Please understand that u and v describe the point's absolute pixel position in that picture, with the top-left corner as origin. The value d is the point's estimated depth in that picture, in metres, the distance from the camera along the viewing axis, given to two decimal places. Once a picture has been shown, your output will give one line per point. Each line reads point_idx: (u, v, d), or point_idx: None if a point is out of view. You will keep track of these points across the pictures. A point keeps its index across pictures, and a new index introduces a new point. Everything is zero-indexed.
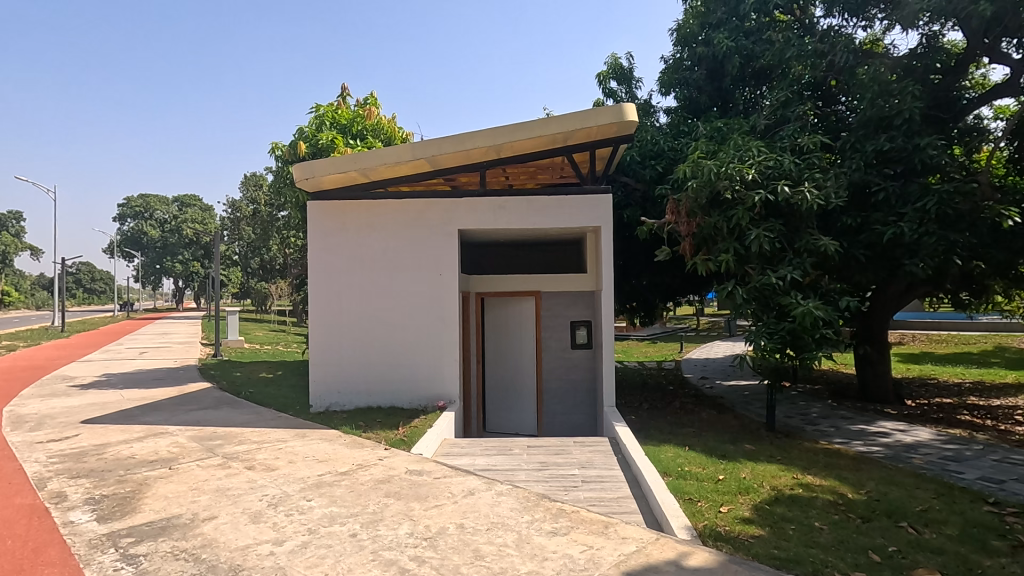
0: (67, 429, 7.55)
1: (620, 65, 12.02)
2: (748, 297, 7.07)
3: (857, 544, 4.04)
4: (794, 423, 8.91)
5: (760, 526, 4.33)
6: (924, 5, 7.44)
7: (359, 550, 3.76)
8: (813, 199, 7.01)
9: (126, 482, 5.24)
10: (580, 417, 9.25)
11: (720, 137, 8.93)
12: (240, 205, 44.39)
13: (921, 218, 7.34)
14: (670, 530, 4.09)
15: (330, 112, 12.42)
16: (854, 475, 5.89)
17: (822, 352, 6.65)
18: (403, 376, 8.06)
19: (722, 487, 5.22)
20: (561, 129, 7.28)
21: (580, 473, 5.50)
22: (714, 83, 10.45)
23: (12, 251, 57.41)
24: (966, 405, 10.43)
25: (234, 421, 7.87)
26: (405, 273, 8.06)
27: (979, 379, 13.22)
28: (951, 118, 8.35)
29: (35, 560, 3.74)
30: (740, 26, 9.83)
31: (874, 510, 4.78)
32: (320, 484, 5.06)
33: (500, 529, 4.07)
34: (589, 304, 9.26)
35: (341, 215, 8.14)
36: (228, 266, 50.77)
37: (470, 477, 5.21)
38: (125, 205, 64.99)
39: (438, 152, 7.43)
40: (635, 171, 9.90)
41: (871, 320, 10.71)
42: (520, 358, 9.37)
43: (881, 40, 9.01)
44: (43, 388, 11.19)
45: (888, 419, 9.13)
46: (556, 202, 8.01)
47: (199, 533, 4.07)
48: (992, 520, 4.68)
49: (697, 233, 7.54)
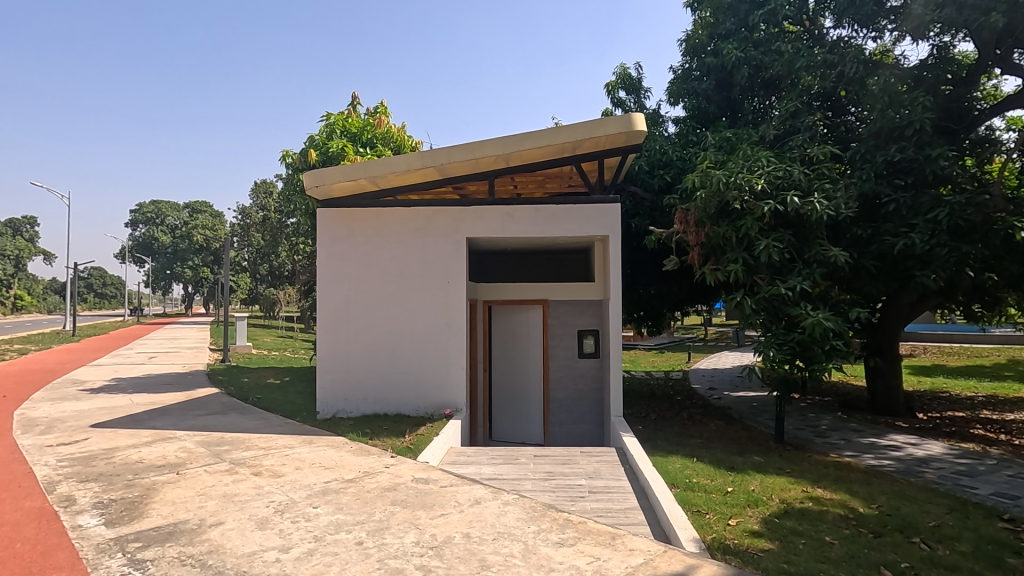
0: (77, 433, 7.59)
1: (629, 75, 12.07)
2: (757, 307, 7.03)
3: (869, 559, 3.98)
4: (803, 435, 8.85)
5: (769, 539, 4.28)
6: (934, 16, 7.44)
7: (365, 558, 3.75)
8: (823, 210, 6.94)
9: (134, 486, 5.28)
10: (586, 427, 9.14)
11: (729, 147, 8.92)
12: (247, 210, 44.91)
13: (932, 229, 7.24)
14: (677, 542, 4.06)
15: (341, 120, 12.61)
16: (865, 489, 5.81)
17: (832, 363, 6.59)
18: (410, 385, 8.06)
19: (731, 500, 5.17)
20: (569, 139, 7.32)
21: (587, 484, 5.46)
22: (723, 93, 10.48)
23: (26, 254, 59.11)
24: (979, 419, 10.30)
25: (242, 426, 7.93)
26: (413, 284, 8.07)
27: (994, 393, 13.02)
28: (962, 129, 8.28)
29: (44, 564, 3.75)
30: (749, 37, 9.81)
31: (885, 525, 4.71)
32: (326, 491, 5.05)
33: (506, 539, 4.05)
34: (596, 312, 9.21)
35: (349, 222, 8.18)
36: (237, 269, 52.17)
37: (476, 486, 5.19)
38: (137, 210, 66.63)
39: (448, 160, 7.47)
40: (643, 180, 9.89)
41: (882, 332, 10.57)
42: (526, 366, 9.40)
43: (891, 51, 8.95)
44: (54, 391, 11.33)
45: (900, 432, 9.03)
46: (565, 211, 8.01)
47: (205, 539, 4.07)
48: (1007, 538, 4.59)
49: (705, 243, 7.59)
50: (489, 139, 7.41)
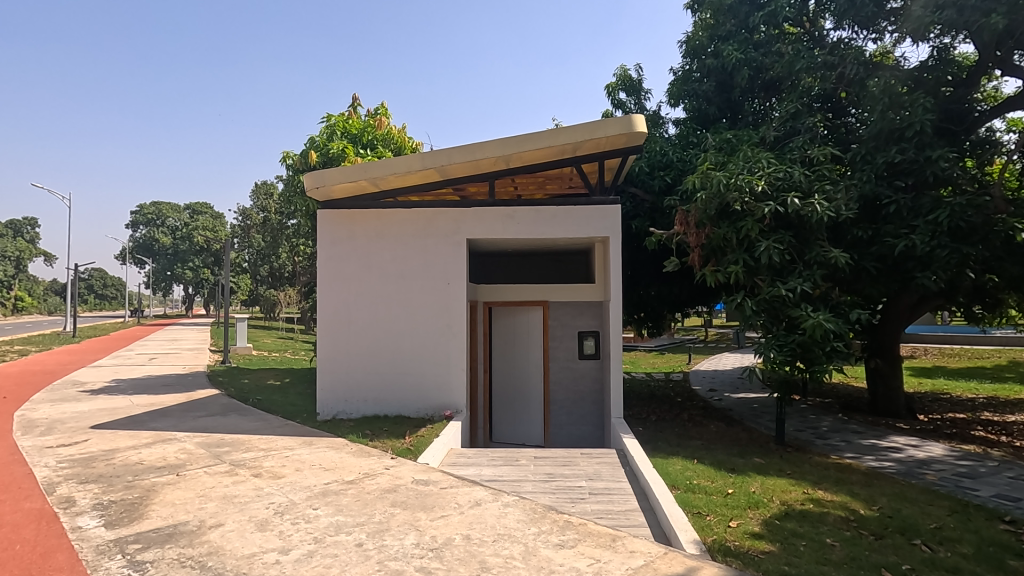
0: (78, 434, 7.61)
1: (629, 76, 12.07)
2: (758, 308, 7.01)
3: (870, 561, 3.97)
4: (804, 437, 8.84)
5: (770, 541, 4.27)
6: (934, 17, 7.46)
7: (365, 559, 3.74)
8: (823, 211, 6.93)
9: (134, 487, 5.27)
10: (586, 428, 9.13)
11: (729, 148, 8.93)
12: (248, 212, 44.95)
13: (933, 230, 7.25)
14: (677, 544, 4.05)
15: (341, 121, 12.59)
16: (866, 491, 5.79)
17: (833, 364, 6.59)
18: (410, 386, 8.06)
19: (731, 502, 5.15)
20: (570, 141, 7.32)
21: (587, 485, 5.45)
22: (724, 95, 10.49)
23: (27, 255, 59.26)
24: (980, 421, 10.27)
25: (242, 427, 7.94)
26: (413, 285, 8.07)
27: (995, 394, 12.99)
28: (963, 131, 8.29)
29: (44, 565, 3.76)
30: (749, 39, 9.81)
31: (887, 527, 4.70)
32: (326, 492, 5.04)
33: (506, 541, 4.04)
34: (597, 313, 9.21)
35: (349, 223, 8.17)
36: (238, 270, 52.22)
37: (476, 488, 5.18)
38: (138, 211, 66.70)
39: (448, 161, 7.46)
40: (643, 182, 9.90)
41: (883, 333, 10.56)
42: (527, 367, 9.39)
43: (891, 53, 8.96)
44: (55, 392, 11.34)
45: (901, 434, 9.02)
46: (565, 212, 8.01)
47: (205, 540, 4.07)
48: (1009, 540, 4.57)
49: (705, 244, 7.58)
50: (489, 140, 7.41)
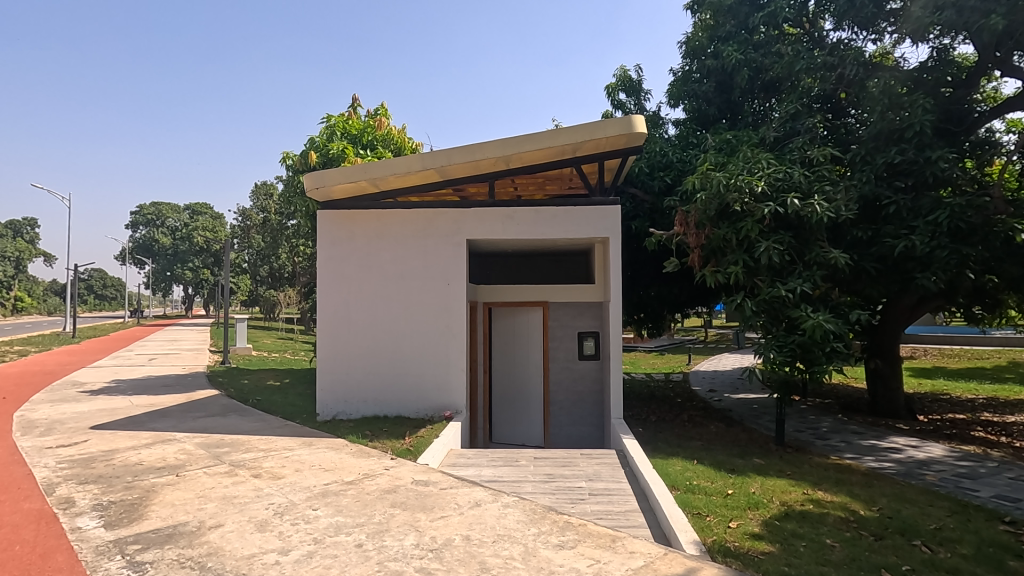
0: (78, 434, 7.61)
1: (629, 77, 12.08)
2: (757, 309, 7.01)
3: (870, 562, 3.97)
4: (804, 437, 8.84)
5: (770, 541, 4.27)
6: (934, 18, 7.45)
7: (365, 560, 3.74)
8: (823, 212, 6.93)
9: (134, 488, 5.27)
10: (586, 429, 9.13)
11: (729, 149, 8.93)
12: (248, 212, 44.93)
13: (932, 231, 7.26)
14: (677, 545, 4.05)
15: (341, 121, 12.58)
16: (865, 492, 5.79)
17: (833, 365, 6.59)
18: (410, 387, 8.06)
19: (730, 502, 5.15)
20: (569, 141, 7.31)
21: (587, 486, 5.46)
22: (723, 95, 10.49)
23: (27, 255, 59.29)
24: (980, 421, 10.27)
25: (241, 427, 7.94)
26: (413, 286, 8.07)
27: (995, 395, 12.98)
28: (962, 131, 8.30)
29: (43, 565, 3.76)
30: (749, 39, 9.82)
31: (886, 527, 4.70)
32: (326, 493, 5.04)
33: (506, 541, 4.04)
34: (596, 314, 9.21)
35: (349, 224, 8.17)
36: (238, 271, 52.22)
37: (476, 488, 5.17)
38: (138, 211, 66.71)
39: (448, 162, 7.45)
40: (643, 182, 9.92)
41: (883, 334, 10.57)
42: (527, 368, 9.39)
43: (891, 53, 8.97)
44: (55, 393, 11.33)
45: (900, 434, 9.02)
46: (565, 213, 8.01)
47: (205, 541, 4.06)
48: (1009, 540, 4.57)
49: (705, 244, 7.58)
50: (489, 141, 7.41)
